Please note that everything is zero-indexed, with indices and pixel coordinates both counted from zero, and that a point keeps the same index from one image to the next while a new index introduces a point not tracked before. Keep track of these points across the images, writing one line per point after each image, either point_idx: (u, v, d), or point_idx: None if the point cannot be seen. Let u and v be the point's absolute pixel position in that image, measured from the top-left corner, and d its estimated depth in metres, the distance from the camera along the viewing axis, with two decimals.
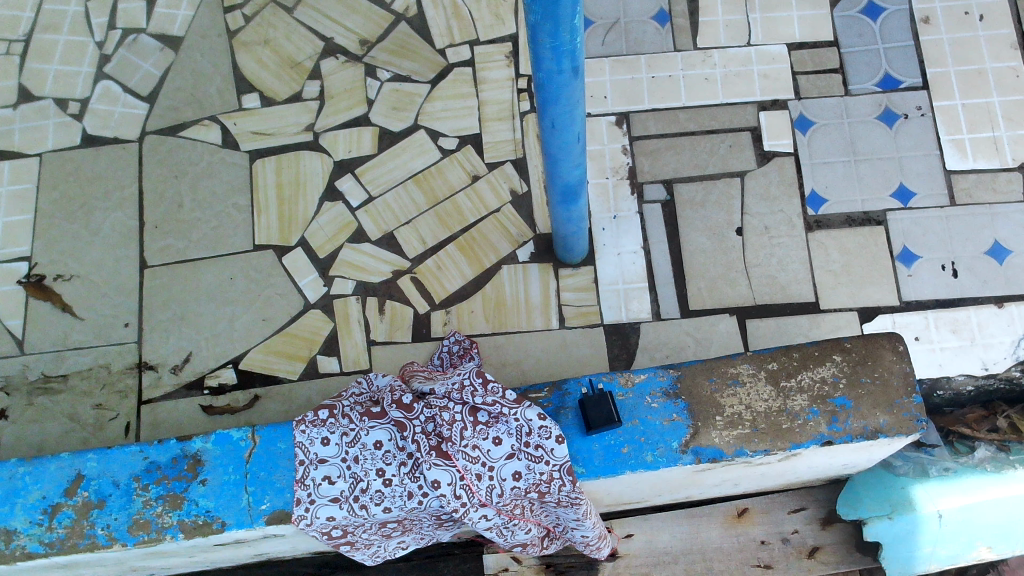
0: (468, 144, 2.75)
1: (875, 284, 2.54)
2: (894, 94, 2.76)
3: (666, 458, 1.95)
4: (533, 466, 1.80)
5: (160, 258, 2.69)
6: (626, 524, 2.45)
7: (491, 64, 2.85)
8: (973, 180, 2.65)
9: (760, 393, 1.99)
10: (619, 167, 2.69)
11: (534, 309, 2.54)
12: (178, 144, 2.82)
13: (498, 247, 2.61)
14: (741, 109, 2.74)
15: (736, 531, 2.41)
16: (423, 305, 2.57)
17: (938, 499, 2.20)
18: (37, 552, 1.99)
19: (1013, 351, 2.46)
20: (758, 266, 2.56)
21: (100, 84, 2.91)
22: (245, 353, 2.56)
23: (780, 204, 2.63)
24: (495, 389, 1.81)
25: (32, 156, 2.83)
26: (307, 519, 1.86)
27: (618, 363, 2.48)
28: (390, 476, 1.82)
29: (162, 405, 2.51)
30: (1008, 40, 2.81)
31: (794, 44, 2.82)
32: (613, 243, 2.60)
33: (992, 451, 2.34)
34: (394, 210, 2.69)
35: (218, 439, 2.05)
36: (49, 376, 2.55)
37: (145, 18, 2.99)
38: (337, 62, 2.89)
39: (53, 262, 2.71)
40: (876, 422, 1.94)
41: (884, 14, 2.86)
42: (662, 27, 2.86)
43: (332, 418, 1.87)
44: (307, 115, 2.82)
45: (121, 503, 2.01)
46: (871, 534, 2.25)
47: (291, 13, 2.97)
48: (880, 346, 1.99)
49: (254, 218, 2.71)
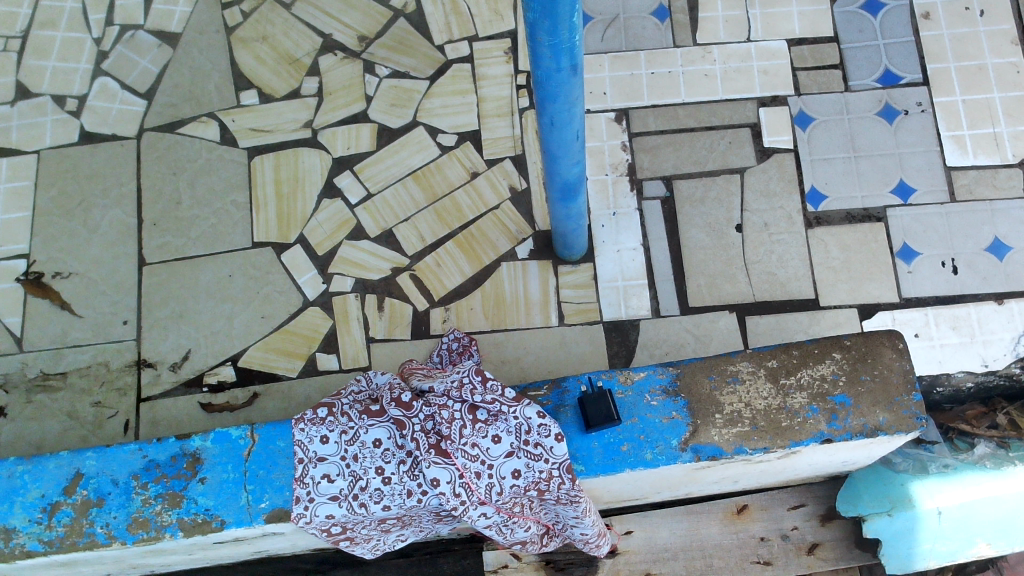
0: (468, 140, 2.74)
1: (875, 280, 2.53)
2: (894, 90, 2.75)
3: (666, 456, 1.95)
4: (533, 464, 1.79)
5: (159, 255, 2.69)
6: (626, 521, 2.45)
7: (490, 60, 2.84)
8: (973, 176, 2.65)
9: (760, 391, 1.98)
10: (619, 164, 2.68)
11: (533, 306, 2.54)
12: (176, 140, 2.81)
13: (498, 245, 2.61)
14: (742, 106, 2.73)
15: (736, 528, 2.41)
16: (423, 302, 2.56)
17: (936, 495, 2.19)
18: (36, 550, 1.98)
19: (1013, 348, 2.46)
20: (758, 262, 2.55)
21: (97, 81, 2.90)
22: (244, 351, 2.55)
23: (780, 201, 2.62)
24: (495, 387, 1.81)
25: (31, 152, 2.83)
26: (306, 517, 1.86)
27: (618, 360, 2.48)
28: (390, 474, 1.82)
29: (162, 402, 2.51)
30: (1008, 35, 2.80)
31: (794, 40, 2.81)
32: (612, 240, 2.60)
33: (992, 447, 2.33)
34: (393, 207, 2.68)
35: (218, 437, 2.05)
36: (48, 374, 2.55)
37: (142, 14, 2.98)
38: (335, 58, 2.88)
39: (52, 260, 2.70)
40: (875, 420, 1.94)
41: (884, 9, 2.84)
42: (662, 22, 2.85)
43: (332, 416, 1.87)
44: (305, 111, 2.81)
45: (120, 501, 2.01)
46: (871, 530, 2.26)
47: (290, 9, 2.96)
48: (880, 344, 1.99)
49: (253, 215, 2.71)
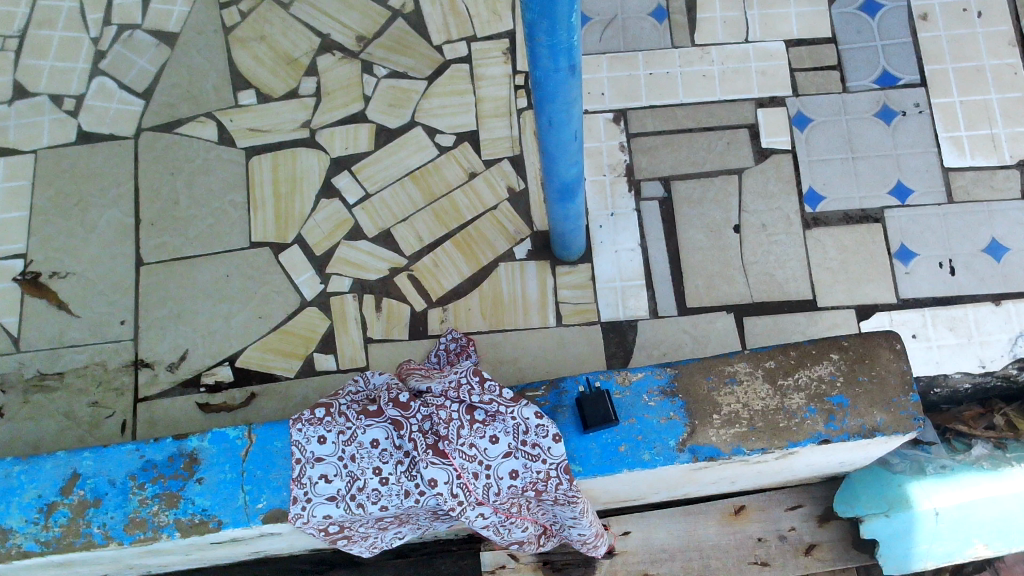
0: (465, 140, 2.74)
1: (872, 281, 2.54)
2: (892, 92, 2.75)
3: (663, 457, 1.95)
4: (530, 464, 1.79)
5: (156, 256, 2.68)
6: (623, 521, 2.45)
7: (487, 60, 2.84)
8: (970, 177, 2.65)
9: (757, 391, 1.99)
10: (617, 164, 2.68)
11: (531, 306, 2.54)
12: (174, 140, 2.81)
13: (495, 245, 2.61)
14: (740, 107, 2.73)
15: (733, 529, 2.41)
16: (420, 302, 2.56)
17: (932, 496, 2.20)
18: (33, 551, 1.98)
19: (1010, 348, 2.46)
20: (755, 263, 2.56)
21: (95, 80, 2.89)
22: (241, 351, 2.55)
23: (777, 202, 2.62)
24: (492, 387, 1.81)
25: (28, 152, 2.82)
26: (304, 517, 1.86)
27: (615, 361, 2.48)
28: (387, 475, 1.82)
29: (158, 402, 2.50)
30: (1005, 37, 2.81)
31: (792, 41, 2.81)
32: (610, 240, 2.60)
33: (989, 448, 2.35)
34: (391, 207, 2.68)
35: (215, 438, 2.05)
36: (44, 374, 2.55)
37: (140, 14, 2.97)
38: (333, 58, 2.88)
39: (49, 260, 2.70)
40: (872, 420, 1.94)
41: (882, 11, 2.85)
42: (660, 23, 2.85)
43: (329, 416, 1.87)
44: (303, 112, 2.81)
45: (117, 501, 2.01)
46: (867, 530, 2.27)
47: (287, 9, 2.96)
48: (877, 345, 1.99)
49: (250, 215, 2.70)
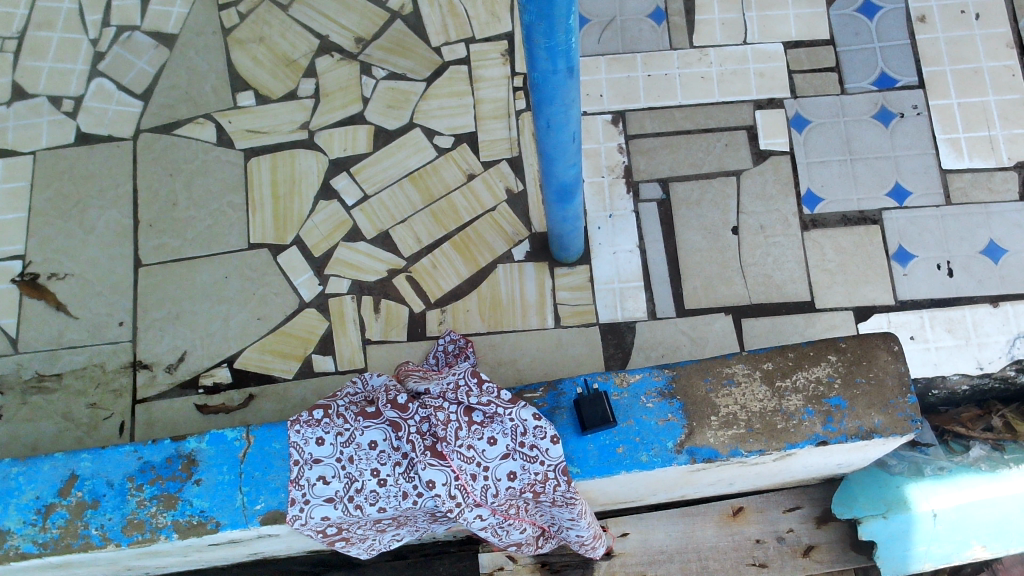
0: (463, 142, 2.74)
1: (870, 283, 2.54)
2: (890, 94, 2.75)
3: (661, 458, 1.95)
4: (528, 466, 1.80)
5: (155, 256, 2.68)
6: (622, 522, 2.45)
7: (486, 62, 2.84)
8: (968, 179, 2.65)
9: (754, 393, 1.99)
10: (615, 166, 2.69)
11: (529, 308, 2.54)
12: (173, 141, 2.81)
13: (494, 246, 2.61)
14: (738, 108, 2.74)
15: (731, 530, 2.41)
16: (418, 304, 2.56)
17: (931, 496, 2.22)
18: (31, 552, 1.98)
19: (1007, 350, 2.47)
20: (753, 265, 2.56)
21: (94, 81, 2.90)
22: (240, 352, 2.55)
23: (775, 204, 2.62)
24: (490, 389, 1.79)
25: (27, 153, 2.82)
26: (301, 519, 1.86)
27: (613, 362, 2.48)
28: (385, 476, 1.82)
29: (157, 404, 2.50)
30: (1003, 38, 2.81)
31: (790, 43, 2.81)
32: (608, 242, 2.60)
33: (987, 450, 2.33)
34: (389, 208, 2.68)
35: (213, 439, 2.05)
36: (43, 375, 2.54)
37: (139, 15, 2.97)
38: (331, 60, 2.88)
39: (47, 261, 2.70)
40: (869, 422, 1.94)
41: (880, 13, 2.85)
42: (658, 25, 2.86)
43: (327, 418, 1.86)
44: (301, 113, 2.81)
45: (115, 502, 2.01)
46: (865, 533, 2.26)
47: (286, 11, 2.96)
48: (875, 346, 2.00)
49: (248, 217, 2.70)
